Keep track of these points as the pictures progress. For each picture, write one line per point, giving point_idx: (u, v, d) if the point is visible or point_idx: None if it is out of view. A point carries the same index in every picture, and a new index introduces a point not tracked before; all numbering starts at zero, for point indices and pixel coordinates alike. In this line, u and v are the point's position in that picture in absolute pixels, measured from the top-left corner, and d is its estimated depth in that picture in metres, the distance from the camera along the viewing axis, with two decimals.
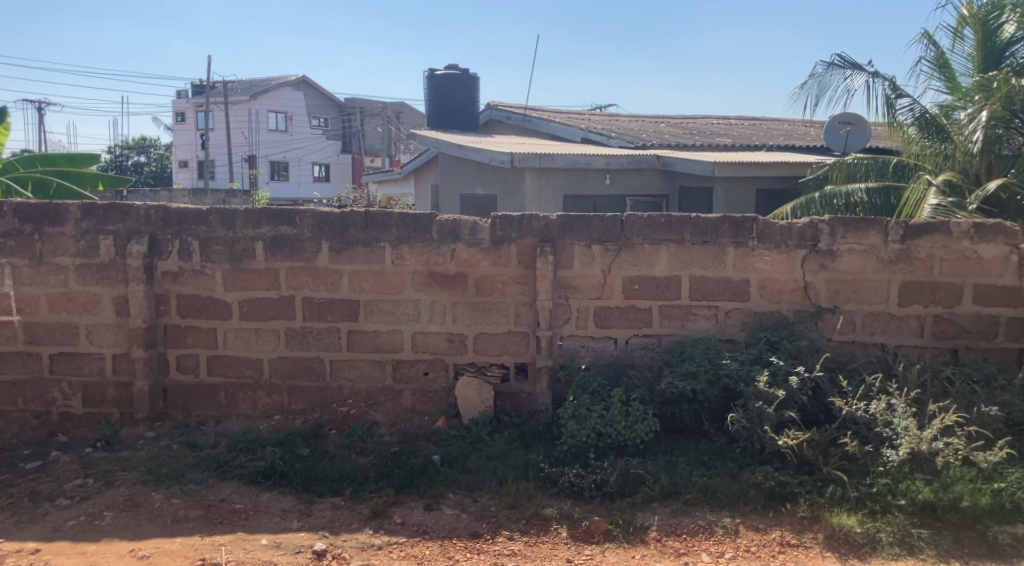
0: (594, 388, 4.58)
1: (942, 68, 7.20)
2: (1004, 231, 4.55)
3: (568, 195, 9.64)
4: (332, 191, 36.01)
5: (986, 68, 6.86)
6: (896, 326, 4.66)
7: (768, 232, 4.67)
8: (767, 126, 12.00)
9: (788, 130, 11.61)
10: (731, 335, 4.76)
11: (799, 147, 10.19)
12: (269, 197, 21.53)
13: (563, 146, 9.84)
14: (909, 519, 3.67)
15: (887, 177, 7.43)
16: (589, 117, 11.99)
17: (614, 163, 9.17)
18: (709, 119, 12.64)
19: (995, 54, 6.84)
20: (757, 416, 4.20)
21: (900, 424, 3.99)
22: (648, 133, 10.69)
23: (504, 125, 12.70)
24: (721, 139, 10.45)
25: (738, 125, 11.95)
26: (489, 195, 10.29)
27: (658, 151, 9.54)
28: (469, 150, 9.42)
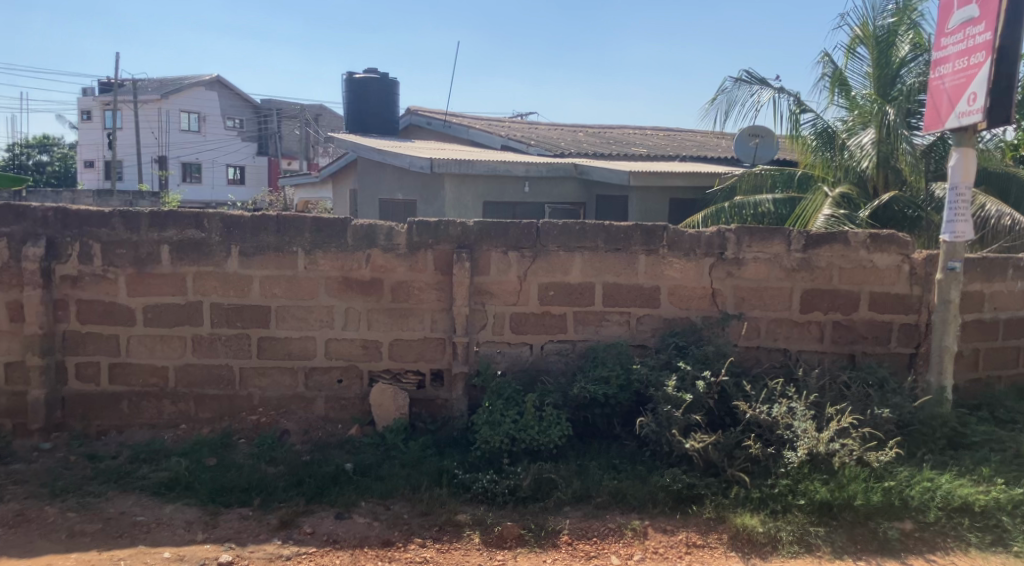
0: (508, 394, 4.60)
1: (841, 86, 7.40)
2: (895, 242, 4.69)
3: (488, 201, 9.67)
4: (244, 193, 35.37)
5: (880, 89, 7.06)
6: (798, 332, 4.77)
7: (677, 240, 4.74)
8: (680, 137, 12.35)
9: (700, 142, 11.95)
10: (642, 340, 4.82)
11: (710, 158, 10.50)
12: (178, 199, 20.77)
13: (484, 153, 9.83)
14: (807, 518, 3.89)
15: (791, 188, 7.74)
16: (507, 124, 12.06)
17: (532, 171, 9.22)
18: (625, 130, 12.81)
19: (888, 76, 7.05)
20: (665, 420, 4.33)
21: (799, 426, 4.20)
22: (567, 142, 10.81)
23: (423, 131, 12.56)
24: (636, 149, 10.68)
25: (653, 136, 12.24)
26: (409, 201, 10.20)
27: (576, 159, 9.59)
28: (387, 156, 9.31)
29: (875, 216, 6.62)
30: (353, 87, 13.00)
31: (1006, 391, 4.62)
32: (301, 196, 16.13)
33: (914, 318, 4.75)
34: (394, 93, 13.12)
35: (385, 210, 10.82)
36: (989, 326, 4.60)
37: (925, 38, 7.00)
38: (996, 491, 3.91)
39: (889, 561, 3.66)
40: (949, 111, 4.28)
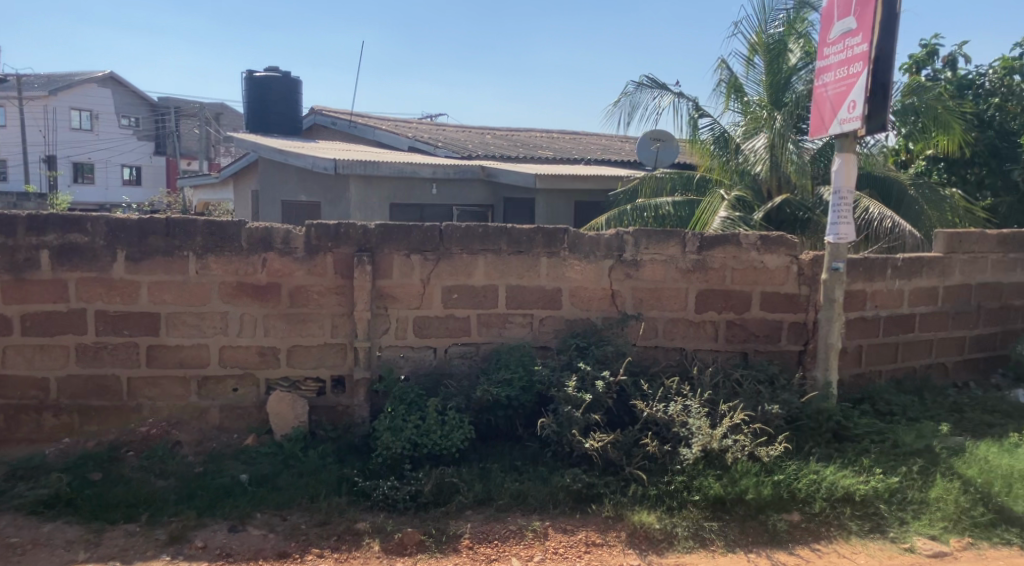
0: (411, 399, 4.55)
1: (737, 92, 7.59)
2: (784, 243, 4.87)
3: (395, 203, 9.55)
4: (139, 195, 34.34)
5: (772, 95, 7.29)
6: (693, 332, 4.90)
7: (578, 243, 4.79)
8: (585, 141, 12.53)
9: (604, 145, 12.16)
10: (545, 342, 4.85)
11: (614, 161, 10.75)
12: (69, 200, 19.71)
13: (390, 155, 9.75)
14: (701, 513, 3.99)
15: (691, 191, 7.88)
16: (415, 125, 11.97)
17: (440, 173, 9.20)
18: (533, 133, 12.91)
19: (779, 83, 7.29)
20: (566, 420, 4.37)
21: (694, 424, 4.31)
22: (475, 144, 10.83)
23: (328, 131, 12.25)
24: (542, 151, 10.79)
25: (558, 139, 12.38)
26: (312, 203, 10.00)
27: (482, 162, 9.66)
28: (290, 156, 9.08)
29: (768, 219, 6.89)
30: (253, 87, 12.76)
31: (887, 385, 4.84)
32: (197, 199, 15.62)
33: (803, 316, 4.94)
34: (298, 93, 12.94)
35: (288, 212, 10.56)
36: (872, 323, 4.82)
37: (814, 47, 7.26)
38: (876, 481, 4.09)
39: (778, 552, 3.79)
40: (832, 117, 4.45)
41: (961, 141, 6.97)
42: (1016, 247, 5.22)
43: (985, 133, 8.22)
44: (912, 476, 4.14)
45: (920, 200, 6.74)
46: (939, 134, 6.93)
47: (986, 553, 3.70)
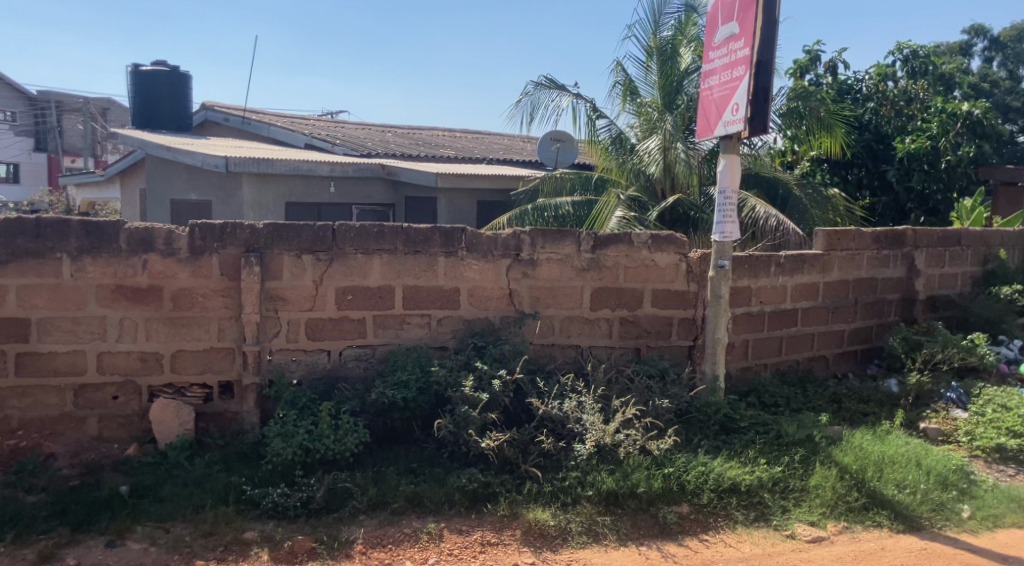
0: (303, 403, 4.44)
1: (632, 94, 7.71)
2: (673, 242, 4.98)
3: (290, 202, 9.33)
4: (20, 195, 31.65)
5: (665, 97, 7.49)
6: (589, 329, 4.96)
7: (475, 242, 4.77)
8: (488, 140, 12.56)
9: (507, 145, 12.23)
10: (442, 342, 4.81)
11: (516, 161, 10.84)
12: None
13: (286, 152, 9.52)
14: (594, 509, 4.03)
15: (590, 192, 7.78)
16: (312, 122, 11.68)
17: (337, 172, 9.01)
18: (438, 131, 12.84)
19: (672, 86, 7.49)
20: (462, 420, 4.34)
21: (587, 420, 4.37)
22: (374, 142, 10.65)
23: (222, 127, 11.96)
24: (443, 150, 10.77)
25: (461, 138, 12.36)
26: (204, 202, 9.65)
27: (382, 160, 9.54)
28: (179, 152, 8.70)
29: (661, 216, 7.05)
30: (138, 80, 12.24)
31: (772, 377, 5.03)
32: (83, 196, 14.83)
33: (693, 312, 5.07)
34: (188, 87, 12.48)
35: (177, 211, 10.15)
36: (757, 318, 4.98)
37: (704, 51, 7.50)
38: (760, 470, 4.23)
39: (668, 543, 3.86)
40: (717, 119, 4.58)
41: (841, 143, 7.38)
42: (887, 245, 5.56)
43: (863, 135, 9.50)
44: (793, 464, 4.30)
45: (804, 199, 7.05)
46: (823, 136, 7.29)
47: (860, 536, 3.88)
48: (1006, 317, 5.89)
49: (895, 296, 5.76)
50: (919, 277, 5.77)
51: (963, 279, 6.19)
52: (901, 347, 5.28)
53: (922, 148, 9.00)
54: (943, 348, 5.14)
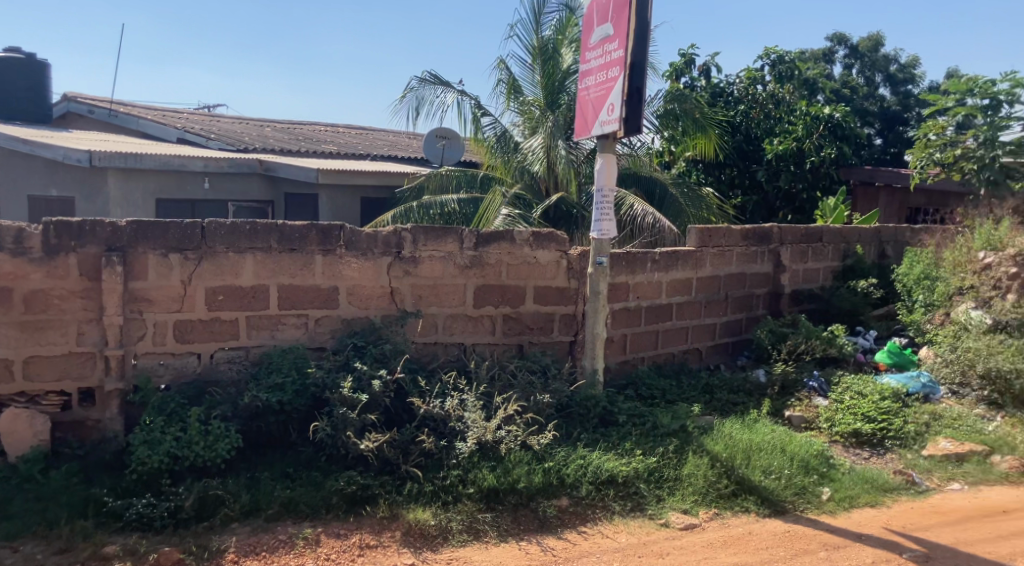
0: (171, 409, 4.24)
1: (516, 93, 7.70)
2: (554, 239, 5.04)
3: (160, 199, 8.95)
4: None
5: (547, 96, 7.53)
6: (472, 327, 4.96)
7: (354, 240, 4.68)
8: (373, 136, 12.32)
9: (392, 141, 12.08)
10: (320, 343, 4.70)
11: (403, 157, 10.75)
12: None
13: (156, 146, 9.10)
14: (475, 506, 4.02)
15: (474, 189, 7.87)
16: (185, 115, 11.21)
17: (211, 167, 8.67)
18: (321, 125, 12.49)
19: (554, 85, 7.54)
20: (340, 422, 4.23)
21: (469, 417, 4.36)
22: (251, 136, 10.36)
23: (86, 119, 11.37)
24: (325, 146, 10.59)
25: (345, 133, 12.12)
26: (64, 199, 9.07)
27: (260, 156, 9.28)
28: (35, 145, 8.13)
29: (546, 215, 7.18)
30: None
31: (649, 370, 5.17)
32: None
33: (573, 308, 5.15)
34: (45, 77, 11.54)
35: (35, 208, 9.49)
36: (634, 313, 5.11)
37: None
38: (637, 461, 4.33)
39: (547, 537, 3.90)
40: (594, 119, 4.65)
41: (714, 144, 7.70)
42: (756, 241, 5.83)
43: (735, 138, 10.16)
44: (667, 454, 4.42)
45: (680, 197, 7.29)
46: (698, 136, 7.56)
47: (729, 522, 4.03)
48: (863, 309, 6.29)
49: (763, 290, 6.05)
50: (784, 272, 6.08)
51: (827, 274, 6.54)
52: (768, 339, 5.57)
53: (788, 149, 9.85)
54: (807, 339, 5.49)
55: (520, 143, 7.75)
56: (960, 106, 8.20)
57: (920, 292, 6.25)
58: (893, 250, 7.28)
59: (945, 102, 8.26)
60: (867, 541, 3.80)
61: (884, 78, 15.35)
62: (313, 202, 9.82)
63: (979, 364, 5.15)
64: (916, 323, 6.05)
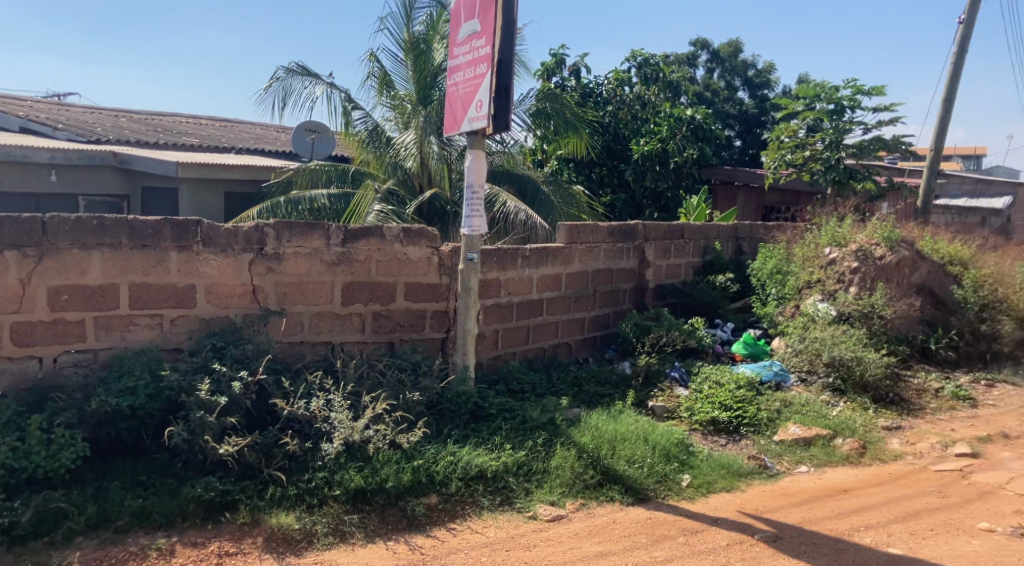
0: (6, 418, 3.90)
1: (387, 87, 7.70)
2: (424, 236, 5.08)
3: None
4: None
5: (419, 92, 7.59)
6: (340, 325, 4.90)
7: (212, 236, 4.50)
8: (237, 129, 11.81)
9: (258, 134, 11.65)
10: (176, 344, 4.49)
11: (268, 151, 10.52)
12: None
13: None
14: (342, 508, 3.93)
15: (347, 184, 7.67)
16: (29, 103, 10.44)
17: (58, 159, 8.23)
18: (181, 115, 11.80)
19: (427, 81, 7.58)
20: (197, 427, 4.01)
21: (335, 418, 4.25)
22: (104, 127, 9.81)
23: None
24: (186, 138, 10.12)
25: (207, 125, 11.58)
26: None
27: (115, 148, 8.83)
28: None
29: (418, 212, 7.31)
30: None
31: (520, 365, 5.25)
32: None
33: (444, 304, 5.21)
34: None
35: None
36: (505, 308, 5.15)
37: None
38: (506, 456, 4.35)
39: (415, 536, 3.86)
40: (463, 116, 4.64)
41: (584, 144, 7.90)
42: (622, 238, 6.04)
43: (605, 137, 10.52)
44: (536, 448, 4.47)
45: (551, 196, 7.42)
46: (568, 135, 7.73)
47: (595, 511, 4.12)
48: (721, 302, 6.65)
49: (628, 285, 6.24)
50: (648, 268, 6.32)
51: (686, 269, 6.82)
52: (632, 332, 5.76)
53: (653, 150, 10.28)
54: (669, 331, 5.71)
55: (392, 138, 7.78)
56: (810, 110, 9.28)
57: (773, 286, 6.63)
58: (748, 246, 7.64)
59: (796, 107, 9.33)
60: (722, 525, 3.96)
61: (742, 83, 15.90)
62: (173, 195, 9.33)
63: (825, 353, 5.53)
64: (772, 316, 6.37)
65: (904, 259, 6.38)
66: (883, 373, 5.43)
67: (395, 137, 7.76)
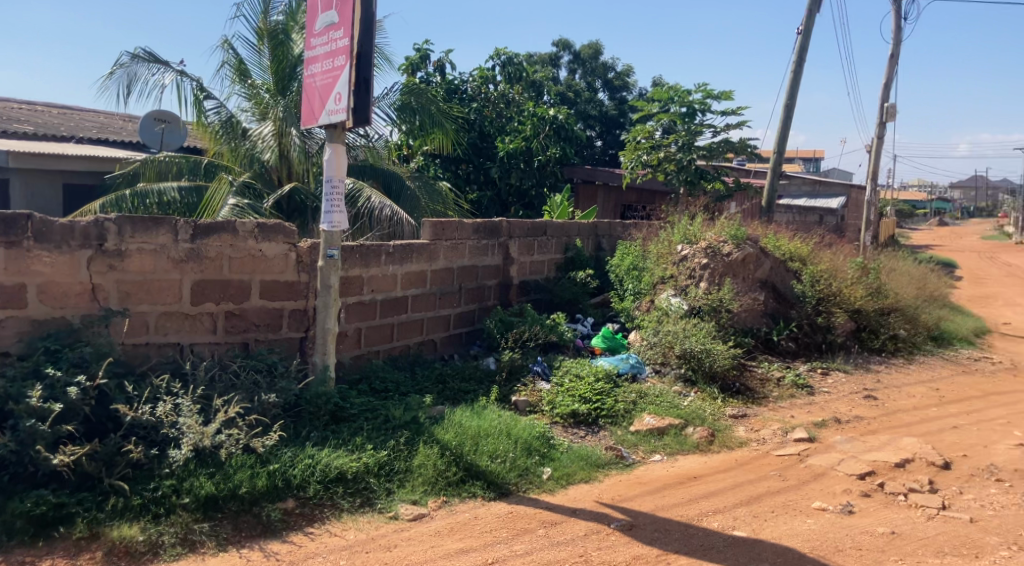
0: None
1: (242, 76, 7.55)
2: (281, 231, 4.95)
3: None
4: None
5: (277, 83, 7.45)
6: (189, 325, 4.67)
7: (46, 231, 4.17)
8: (78, 116, 11.01)
9: (103, 123, 10.93)
10: (3, 348, 4.10)
11: (113, 141, 9.93)
12: None
13: None
14: (191, 516, 3.73)
15: (200, 177, 7.30)
16: None
17: None
18: (14, 101, 10.89)
19: (286, 72, 7.46)
20: (28, 436, 3.68)
21: (184, 423, 4.03)
22: None
23: None
24: (19, 125, 9.35)
25: (43, 112, 10.71)
26: None
27: None
28: None
29: (277, 206, 7.13)
30: None
31: (382, 363, 5.21)
32: None
33: (302, 303, 5.09)
34: None
35: None
36: (368, 306, 5.16)
37: None
38: (366, 456, 4.27)
39: (270, 542, 3.71)
40: (320, 109, 4.52)
41: (448, 138, 7.93)
42: (486, 234, 6.14)
43: (472, 133, 10.69)
44: (398, 447, 4.42)
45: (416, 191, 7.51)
46: (433, 131, 7.74)
47: (457, 508, 4.11)
48: (581, 297, 6.87)
49: (493, 281, 6.35)
50: (512, 265, 6.45)
51: (549, 266, 6.96)
52: (496, 328, 5.87)
53: (518, 149, 10.51)
54: (531, 326, 5.90)
55: (248, 129, 7.54)
56: (664, 112, 9.70)
57: (630, 282, 6.92)
58: (608, 244, 7.89)
59: (652, 109, 9.74)
60: (580, 515, 4.04)
61: (603, 84, 16.81)
62: (9, 185, 8.77)
63: (677, 346, 5.83)
64: (627, 309, 6.70)
65: (749, 255, 6.78)
66: (730, 364, 5.77)
67: (251, 129, 7.56)
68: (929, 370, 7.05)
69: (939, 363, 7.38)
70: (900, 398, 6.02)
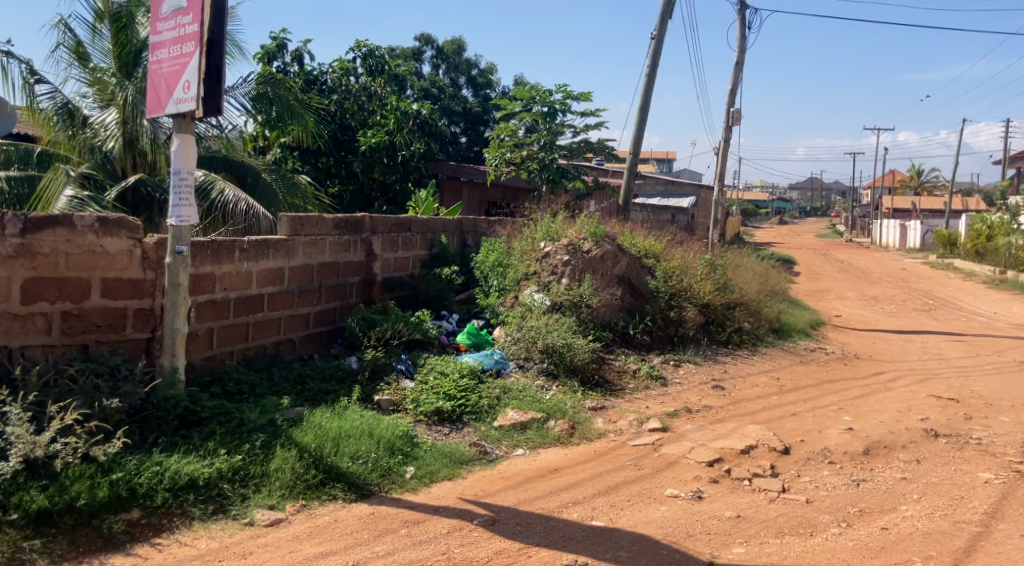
0: None
1: (81, 60, 7.15)
2: (125, 226, 4.67)
3: None
4: None
5: (122, 67, 7.11)
6: (19, 326, 4.32)
7: None
8: None
9: None
10: None
11: None
12: None
13: None
14: (20, 534, 3.40)
15: (32, 167, 6.92)
16: None
17: None
18: None
19: (130, 56, 7.15)
20: None
21: (12, 432, 3.68)
22: None
23: None
24: None
25: None
26: None
27: None
28: None
29: (122, 198, 6.79)
30: None
31: (237, 364, 5.03)
32: None
33: (149, 302, 4.81)
34: None
35: None
36: (221, 305, 5.00)
37: None
38: (220, 462, 4.07)
39: (112, 556, 3.45)
40: (167, 96, 4.28)
41: (308, 130, 7.83)
42: (347, 230, 6.10)
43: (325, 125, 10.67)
44: (254, 451, 4.25)
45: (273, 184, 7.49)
46: (291, 124, 7.55)
47: (316, 512, 3.99)
48: (446, 294, 6.91)
49: (355, 278, 6.28)
50: (375, 261, 6.43)
51: (414, 262, 7.02)
52: (358, 327, 5.82)
53: None
54: (394, 324, 5.88)
55: (88, 117, 7.15)
56: (526, 111, 9.84)
57: (494, 278, 7.06)
58: (472, 241, 7.98)
59: (514, 108, 9.84)
60: (443, 513, 4.00)
61: (467, 82, 17.77)
62: None
63: (539, 341, 5.92)
64: (491, 304, 6.80)
65: (608, 253, 7.06)
66: (589, 357, 5.94)
67: (92, 116, 7.17)
68: (771, 360, 7.52)
69: (779, 354, 7.82)
70: (744, 387, 6.38)
